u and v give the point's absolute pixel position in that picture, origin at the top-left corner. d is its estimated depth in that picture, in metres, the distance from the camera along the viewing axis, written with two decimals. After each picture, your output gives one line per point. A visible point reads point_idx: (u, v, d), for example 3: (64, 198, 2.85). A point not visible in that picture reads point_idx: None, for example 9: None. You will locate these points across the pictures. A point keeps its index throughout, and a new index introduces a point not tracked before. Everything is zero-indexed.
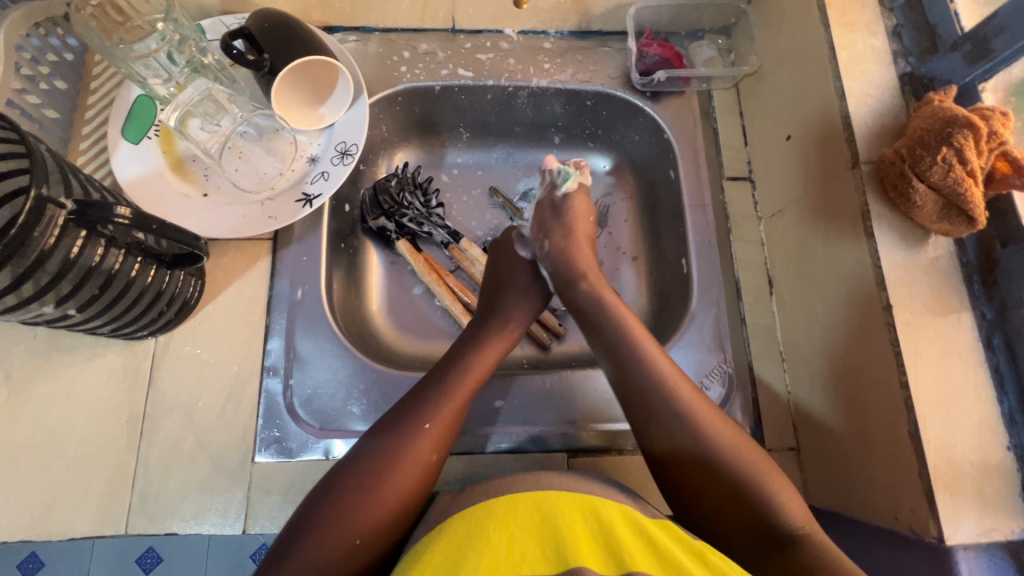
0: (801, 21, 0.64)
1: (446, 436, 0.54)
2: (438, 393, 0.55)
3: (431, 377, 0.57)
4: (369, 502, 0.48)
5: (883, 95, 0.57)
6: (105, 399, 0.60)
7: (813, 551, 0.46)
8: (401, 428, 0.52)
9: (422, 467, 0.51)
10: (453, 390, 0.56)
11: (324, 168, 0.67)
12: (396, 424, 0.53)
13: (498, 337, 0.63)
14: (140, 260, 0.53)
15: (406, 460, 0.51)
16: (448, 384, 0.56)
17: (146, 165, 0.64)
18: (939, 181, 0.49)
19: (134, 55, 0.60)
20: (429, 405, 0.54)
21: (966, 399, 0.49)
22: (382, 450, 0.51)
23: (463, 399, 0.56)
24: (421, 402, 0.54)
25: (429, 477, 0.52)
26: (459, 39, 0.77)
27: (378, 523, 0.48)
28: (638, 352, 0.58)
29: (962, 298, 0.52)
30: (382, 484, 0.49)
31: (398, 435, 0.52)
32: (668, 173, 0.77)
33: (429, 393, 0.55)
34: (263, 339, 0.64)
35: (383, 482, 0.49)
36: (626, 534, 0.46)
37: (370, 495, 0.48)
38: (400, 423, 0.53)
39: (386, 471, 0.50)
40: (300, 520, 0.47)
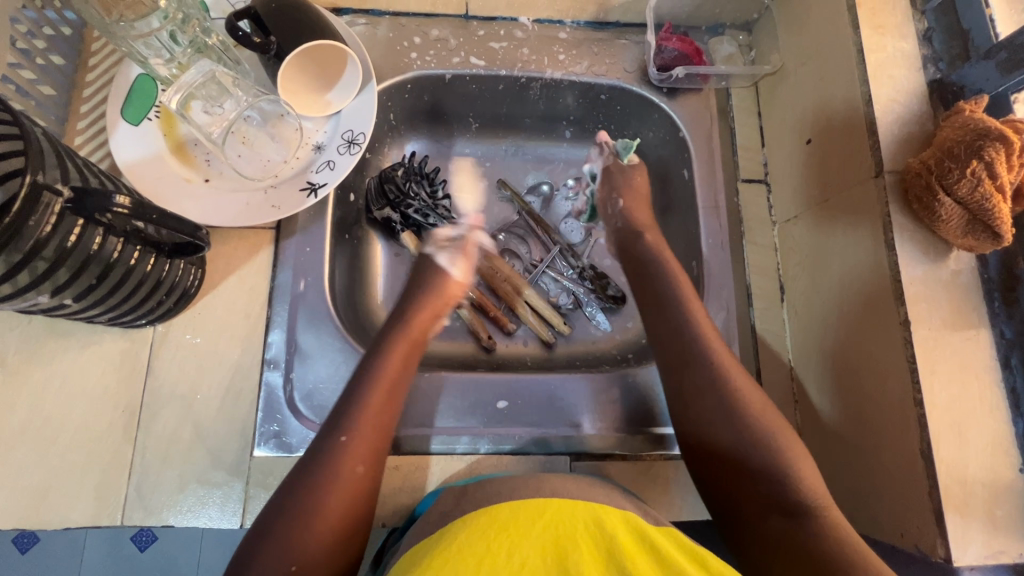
0: (829, 21, 0.62)
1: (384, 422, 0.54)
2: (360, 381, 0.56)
3: (361, 367, 0.58)
4: (320, 498, 0.48)
5: (910, 102, 0.55)
6: (101, 387, 0.59)
7: (816, 528, 0.47)
8: (334, 423, 0.53)
9: (366, 458, 0.52)
10: (377, 376, 0.56)
11: (330, 156, 0.65)
12: (332, 421, 0.53)
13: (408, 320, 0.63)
14: (139, 248, 0.51)
15: (345, 453, 0.51)
16: (370, 390, 0.55)
17: (145, 148, 0.62)
18: (966, 195, 0.47)
19: (135, 34, 0.57)
20: (349, 416, 0.53)
21: (981, 418, 0.48)
22: (320, 450, 0.51)
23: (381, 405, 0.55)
24: (343, 414, 0.53)
25: (377, 467, 0.52)
26: (472, 25, 0.75)
27: (337, 516, 0.48)
28: (697, 328, 0.59)
29: (981, 315, 0.51)
30: (330, 476, 0.50)
31: (333, 430, 0.52)
32: (682, 172, 0.75)
33: (349, 403, 0.54)
34: (264, 331, 0.62)
35: (330, 476, 0.49)
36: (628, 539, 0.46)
37: (319, 491, 0.48)
38: (335, 419, 0.53)
39: (327, 467, 0.50)
40: (262, 522, 0.47)
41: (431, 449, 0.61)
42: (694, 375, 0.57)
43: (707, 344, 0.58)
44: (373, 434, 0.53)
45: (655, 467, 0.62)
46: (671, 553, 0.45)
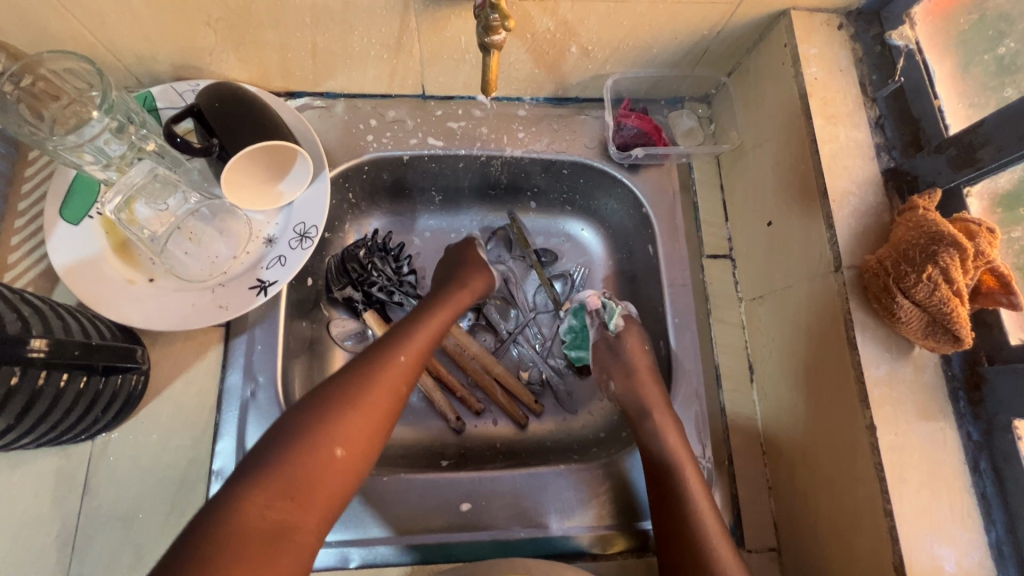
0: (782, 106, 0.62)
1: (389, 398, 0.57)
2: (382, 356, 0.59)
3: (382, 341, 0.60)
4: (304, 451, 0.51)
5: (865, 193, 0.55)
6: (32, 511, 0.55)
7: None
8: (342, 385, 0.55)
9: (361, 425, 0.54)
10: (394, 353, 0.59)
11: (281, 251, 0.62)
12: (336, 382, 0.56)
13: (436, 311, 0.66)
14: (69, 371, 0.48)
15: (344, 416, 0.53)
16: (370, 375, 0.56)
17: (86, 248, 0.59)
18: (923, 299, 0.47)
19: (70, 145, 0.54)
20: (342, 397, 0.54)
21: (954, 527, 0.47)
22: (319, 408, 0.53)
23: (384, 396, 0.56)
24: (339, 393, 0.54)
25: (369, 444, 0.54)
26: (430, 105, 0.73)
27: (314, 476, 0.50)
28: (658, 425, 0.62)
29: (947, 416, 0.50)
30: (317, 438, 0.51)
31: (339, 390, 0.55)
32: (647, 247, 0.74)
33: (347, 385, 0.55)
34: (212, 439, 0.59)
35: (321, 437, 0.52)
36: None
37: (308, 448, 0.51)
38: (343, 382, 0.56)
39: (322, 425, 0.52)
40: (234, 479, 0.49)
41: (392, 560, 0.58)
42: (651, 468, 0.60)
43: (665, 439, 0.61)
44: (372, 409, 0.55)
45: (629, 567, 0.60)
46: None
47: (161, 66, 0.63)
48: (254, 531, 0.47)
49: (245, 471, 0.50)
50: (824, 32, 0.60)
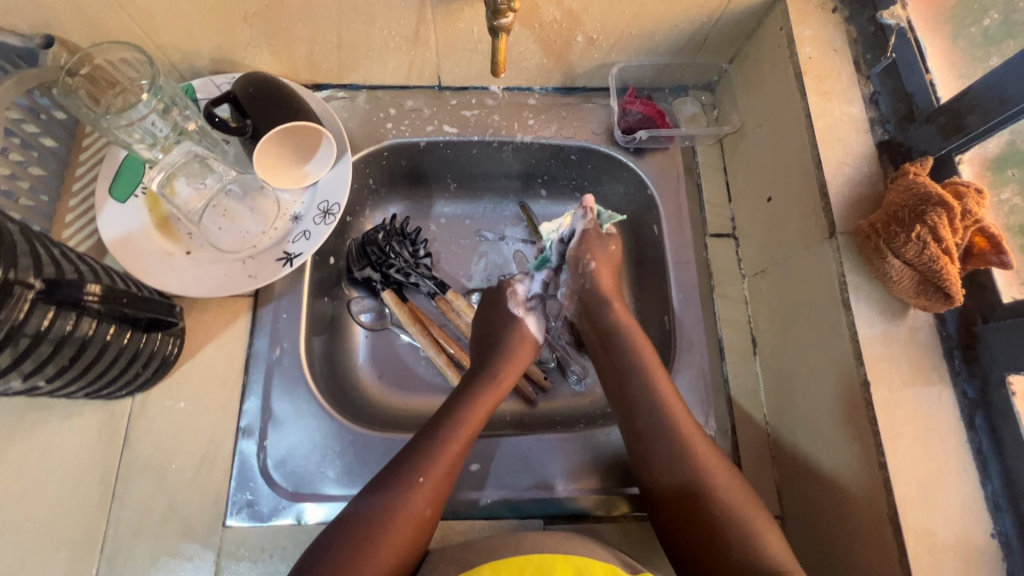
0: (779, 86, 0.64)
1: (439, 497, 0.55)
2: (448, 425, 0.59)
3: (433, 433, 0.58)
4: (361, 559, 0.49)
5: (859, 163, 0.57)
6: (79, 459, 0.60)
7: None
8: (396, 487, 0.54)
9: (415, 527, 0.52)
10: (445, 444, 0.58)
11: (306, 227, 0.67)
12: (390, 483, 0.54)
13: (484, 391, 0.64)
14: (114, 326, 0.53)
15: (399, 520, 0.52)
16: (437, 444, 0.58)
17: (130, 223, 0.65)
18: (914, 258, 0.48)
19: (122, 124, 0.60)
20: (413, 466, 0.55)
21: (948, 481, 0.48)
22: (374, 514, 0.52)
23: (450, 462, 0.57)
24: (408, 463, 0.56)
25: (419, 538, 0.53)
26: (445, 96, 0.78)
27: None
28: (666, 406, 0.59)
29: (942, 375, 0.51)
30: (393, 512, 0.52)
31: (394, 492, 0.53)
32: (652, 228, 0.77)
33: (415, 454, 0.57)
34: (240, 398, 0.64)
35: (376, 541, 0.50)
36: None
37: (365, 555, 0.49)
38: (395, 482, 0.54)
39: (378, 531, 0.51)
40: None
41: None
42: (665, 454, 0.57)
43: (674, 421, 0.59)
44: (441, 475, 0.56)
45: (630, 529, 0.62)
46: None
47: (203, 61, 0.70)
48: None
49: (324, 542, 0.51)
50: (819, 16, 0.63)
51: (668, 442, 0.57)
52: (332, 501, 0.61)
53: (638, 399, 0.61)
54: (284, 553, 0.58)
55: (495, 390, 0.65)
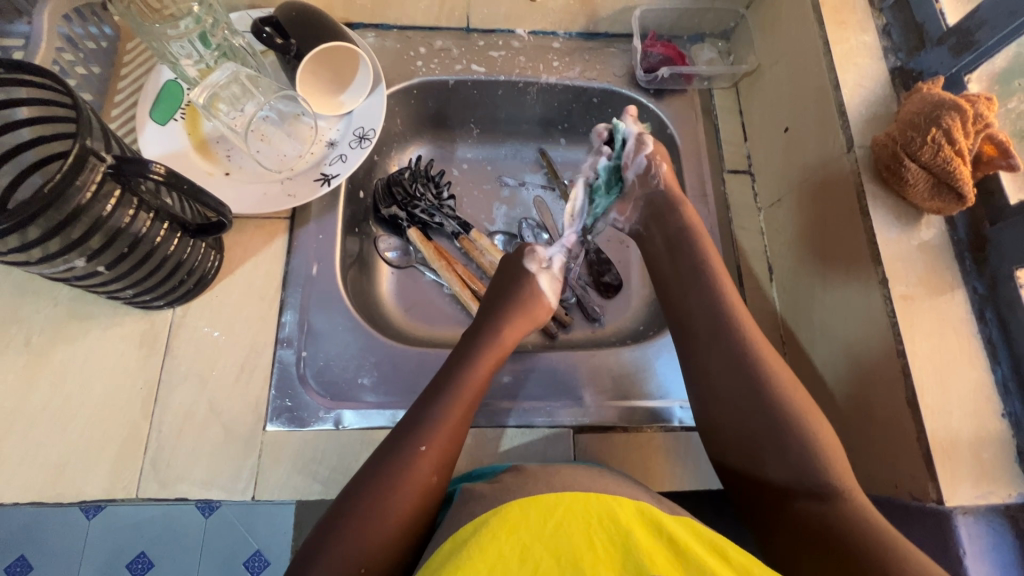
0: (797, 21, 0.68)
1: (444, 461, 0.54)
2: (456, 382, 0.58)
3: (435, 401, 0.56)
4: (370, 527, 0.48)
5: (874, 86, 0.61)
6: (121, 365, 0.62)
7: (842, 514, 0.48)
8: (399, 458, 0.52)
9: (423, 490, 0.51)
10: (449, 411, 0.56)
11: (342, 151, 0.69)
12: (391, 454, 0.52)
13: (491, 355, 0.62)
14: (165, 227, 0.55)
15: (405, 487, 0.50)
16: (447, 400, 0.56)
17: (171, 144, 0.66)
18: (929, 160, 0.52)
19: (169, 36, 0.63)
20: (426, 424, 0.54)
21: (961, 367, 0.51)
22: (376, 487, 0.50)
23: (459, 419, 0.56)
24: (421, 421, 0.55)
25: (435, 494, 0.52)
26: (473, 37, 0.81)
27: (387, 551, 0.47)
28: (711, 368, 0.58)
29: (954, 274, 0.54)
30: (409, 468, 0.51)
31: (397, 464, 0.52)
32: (670, 166, 0.80)
33: (426, 411, 0.55)
34: (277, 312, 0.65)
35: (385, 508, 0.49)
36: (645, 536, 0.43)
37: (375, 524, 0.48)
38: (397, 454, 0.52)
39: (385, 498, 0.49)
40: (311, 546, 0.47)
41: None
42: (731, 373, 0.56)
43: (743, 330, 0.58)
44: (454, 433, 0.55)
45: (643, 437, 0.64)
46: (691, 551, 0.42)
47: None
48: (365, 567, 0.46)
49: (351, 496, 0.50)
50: None
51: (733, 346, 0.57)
52: (367, 409, 0.63)
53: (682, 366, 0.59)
54: (324, 456, 0.60)
55: (501, 349, 0.63)
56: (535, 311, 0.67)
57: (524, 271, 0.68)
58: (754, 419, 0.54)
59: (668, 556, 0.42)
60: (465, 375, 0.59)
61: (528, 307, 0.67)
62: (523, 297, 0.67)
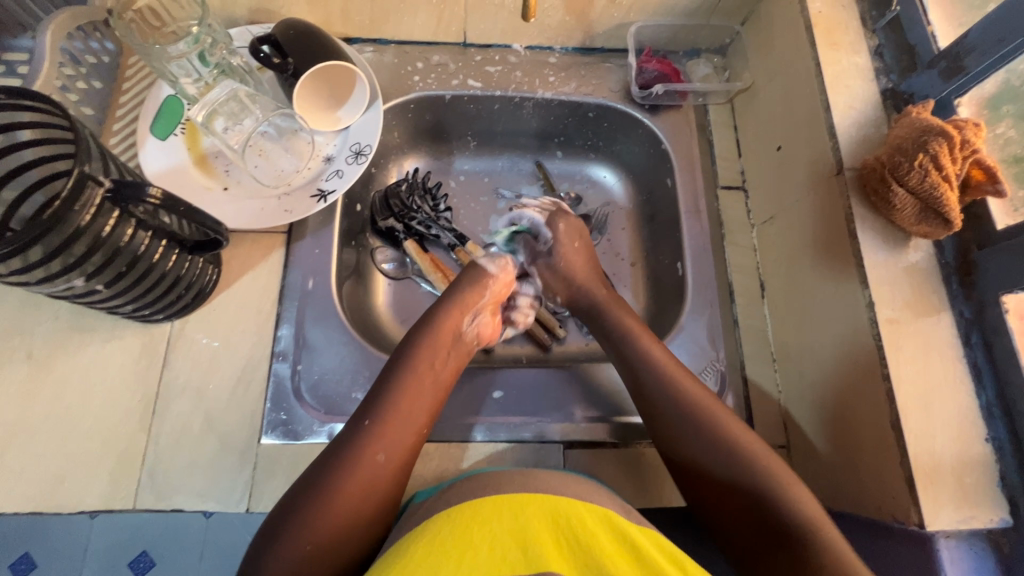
0: (791, 40, 0.68)
1: (394, 441, 0.54)
2: (406, 365, 0.59)
3: (383, 384, 0.58)
4: (313, 507, 0.49)
5: (865, 108, 0.61)
6: (121, 377, 0.63)
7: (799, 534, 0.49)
8: (343, 441, 0.53)
9: (371, 470, 0.52)
10: (392, 393, 0.57)
11: (338, 166, 0.70)
12: (339, 439, 0.54)
13: (442, 339, 0.63)
14: (164, 244, 0.56)
15: (347, 467, 0.51)
16: (396, 382, 0.58)
17: (171, 159, 0.67)
18: (916, 185, 0.52)
19: (169, 56, 0.64)
20: (374, 407, 0.56)
21: (946, 391, 0.52)
22: (321, 470, 0.51)
23: (408, 400, 0.57)
24: (370, 404, 0.56)
25: (385, 475, 0.53)
26: (470, 52, 0.82)
27: (329, 531, 0.48)
28: (680, 385, 0.59)
29: (941, 298, 0.55)
30: (357, 449, 0.53)
31: (340, 446, 0.53)
32: (665, 181, 0.80)
33: (375, 396, 0.57)
34: (273, 326, 0.67)
35: (326, 488, 0.50)
36: (607, 541, 0.45)
37: (316, 505, 0.49)
38: (342, 437, 0.54)
39: (333, 478, 0.51)
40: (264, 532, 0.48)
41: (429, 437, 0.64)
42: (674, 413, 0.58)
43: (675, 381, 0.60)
44: (403, 413, 0.56)
45: (631, 454, 0.65)
46: (650, 557, 0.44)
47: (240, 9, 0.73)
48: (314, 549, 0.47)
49: (308, 482, 0.51)
50: None
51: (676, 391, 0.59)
52: None
53: (645, 380, 0.61)
54: None
55: (449, 330, 0.64)
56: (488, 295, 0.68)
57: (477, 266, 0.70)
58: (718, 434, 0.56)
59: (628, 558, 0.44)
60: (416, 358, 0.60)
61: (472, 289, 0.68)
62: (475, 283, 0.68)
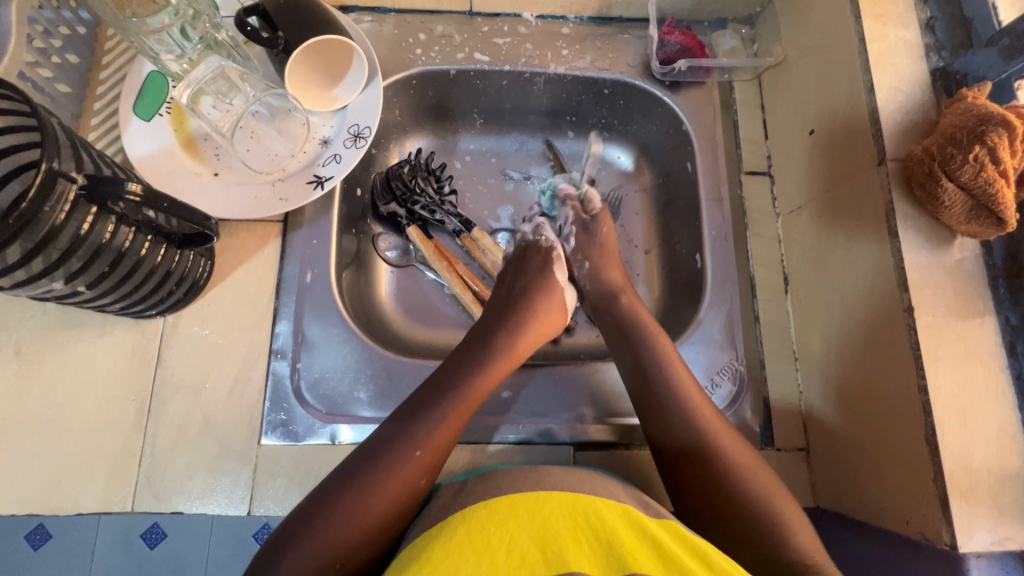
0: (830, 11, 0.62)
1: (439, 462, 0.52)
2: (462, 386, 0.56)
3: (434, 401, 0.54)
4: (363, 509, 0.47)
5: (912, 90, 0.55)
6: (113, 375, 0.60)
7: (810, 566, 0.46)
8: (392, 454, 0.50)
9: (411, 491, 0.49)
10: (450, 416, 0.53)
11: (336, 150, 0.65)
12: (385, 452, 0.50)
13: (497, 359, 0.60)
14: (150, 239, 0.52)
15: (394, 490, 0.49)
16: (448, 402, 0.54)
17: (157, 142, 0.63)
18: (969, 181, 0.48)
19: (147, 30, 0.60)
20: (424, 426, 0.52)
21: (987, 404, 0.48)
22: (357, 479, 0.48)
23: (457, 425, 0.54)
24: (418, 421, 0.52)
25: (419, 498, 0.50)
26: (476, 21, 0.76)
27: (359, 550, 0.46)
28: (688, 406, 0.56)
29: (986, 303, 0.51)
30: (404, 469, 0.49)
31: (388, 461, 0.50)
32: (685, 165, 0.75)
33: (423, 410, 0.53)
34: (271, 321, 0.63)
35: (364, 506, 0.47)
36: (629, 536, 0.43)
37: (349, 520, 0.46)
38: (392, 450, 0.50)
39: (370, 495, 0.48)
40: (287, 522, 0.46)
41: None
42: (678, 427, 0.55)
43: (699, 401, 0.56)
44: (450, 436, 0.53)
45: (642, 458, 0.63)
46: (672, 551, 0.42)
47: None
48: (338, 564, 0.45)
49: (331, 489, 0.48)
50: None
51: (686, 412, 0.55)
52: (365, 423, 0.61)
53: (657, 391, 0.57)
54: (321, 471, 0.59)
55: (507, 356, 0.61)
56: (547, 314, 0.65)
57: (533, 268, 0.68)
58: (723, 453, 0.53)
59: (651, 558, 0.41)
60: (475, 380, 0.57)
61: (538, 316, 0.64)
62: (535, 300, 0.65)
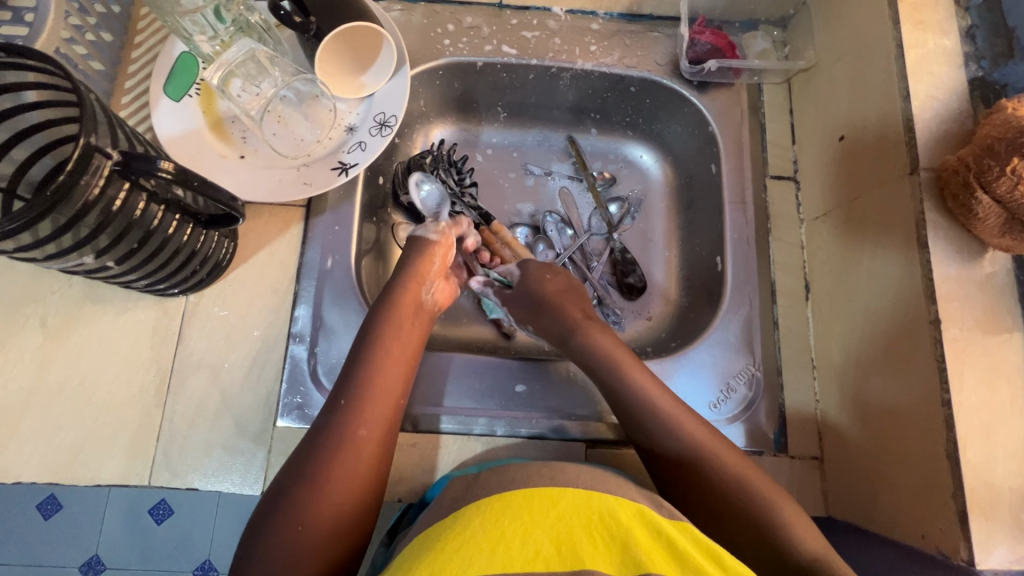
0: (867, 16, 0.61)
1: (373, 414, 0.53)
2: (370, 342, 0.57)
3: (349, 362, 0.56)
4: (309, 505, 0.47)
5: (949, 99, 0.54)
6: (134, 352, 0.61)
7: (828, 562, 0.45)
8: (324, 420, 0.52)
9: (359, 447, 0.51)
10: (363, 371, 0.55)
11: (361, 138, 0.65)
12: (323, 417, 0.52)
13: (404, 312, 0.60)
14: (178, 218, 0.53)
15: (337, 450, 0.50)
16: (362, 360, 0.56)
17: (187, 123, 0.63)
18: (1004, 194, 0.47)
19: (181, 10, 0.58)
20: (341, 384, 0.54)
21: (1011, 421, 0.48)
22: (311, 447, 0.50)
23: (379, 380, 0.55)
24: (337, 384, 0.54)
25: (377, 452, 0.52)
26: (505, 14, 0.75)
27: (334, 515, 0.48)
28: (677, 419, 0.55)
29: (1015, 318, 0.50)
30: (337, 428, 0.51)
31: (324, 425, 0.52)
32: (709, 167, 0.74)
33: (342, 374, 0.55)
34: (291, 305, 0.64)
35: (318, 472, 0.49)
36: (643, 535, 0.43)
37: (307, 487, 0.48)
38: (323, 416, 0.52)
39: (317, 462, 0.49)
40: (257, 527, 0.46)
41: (448, 427, 0.62)
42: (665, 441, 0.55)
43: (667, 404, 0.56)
44: (376, 392, 0.54)
45: None
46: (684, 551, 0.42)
47: None
48: (321, 526, 0.47)
49: (300, 461, 0.50)
50: None
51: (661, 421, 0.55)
52: None
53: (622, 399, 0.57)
54: None
55: (409, 304, 0.61)
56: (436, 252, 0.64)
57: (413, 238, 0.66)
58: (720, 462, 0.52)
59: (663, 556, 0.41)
60: (379, 336, 0.57)
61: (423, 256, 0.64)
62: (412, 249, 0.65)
